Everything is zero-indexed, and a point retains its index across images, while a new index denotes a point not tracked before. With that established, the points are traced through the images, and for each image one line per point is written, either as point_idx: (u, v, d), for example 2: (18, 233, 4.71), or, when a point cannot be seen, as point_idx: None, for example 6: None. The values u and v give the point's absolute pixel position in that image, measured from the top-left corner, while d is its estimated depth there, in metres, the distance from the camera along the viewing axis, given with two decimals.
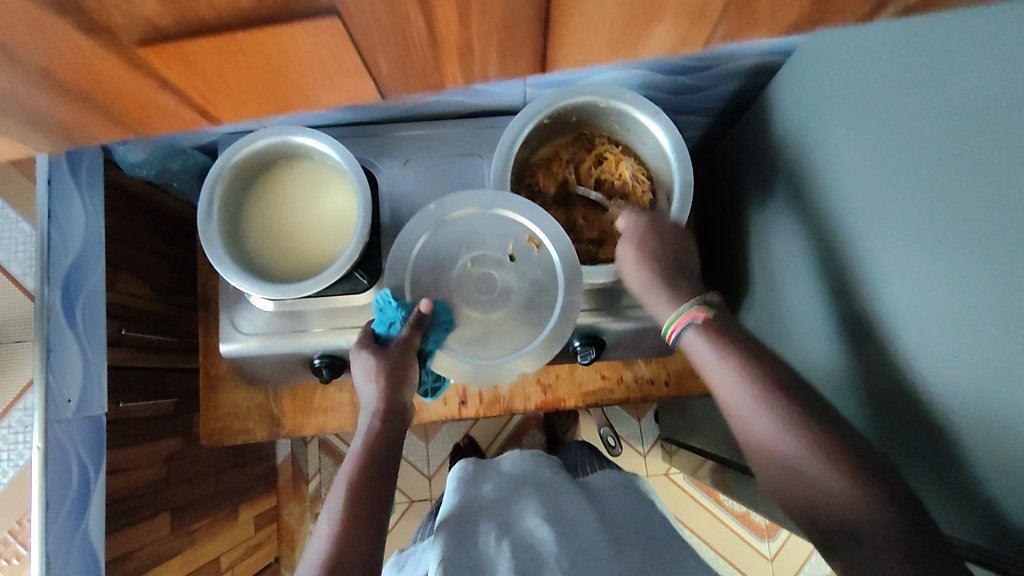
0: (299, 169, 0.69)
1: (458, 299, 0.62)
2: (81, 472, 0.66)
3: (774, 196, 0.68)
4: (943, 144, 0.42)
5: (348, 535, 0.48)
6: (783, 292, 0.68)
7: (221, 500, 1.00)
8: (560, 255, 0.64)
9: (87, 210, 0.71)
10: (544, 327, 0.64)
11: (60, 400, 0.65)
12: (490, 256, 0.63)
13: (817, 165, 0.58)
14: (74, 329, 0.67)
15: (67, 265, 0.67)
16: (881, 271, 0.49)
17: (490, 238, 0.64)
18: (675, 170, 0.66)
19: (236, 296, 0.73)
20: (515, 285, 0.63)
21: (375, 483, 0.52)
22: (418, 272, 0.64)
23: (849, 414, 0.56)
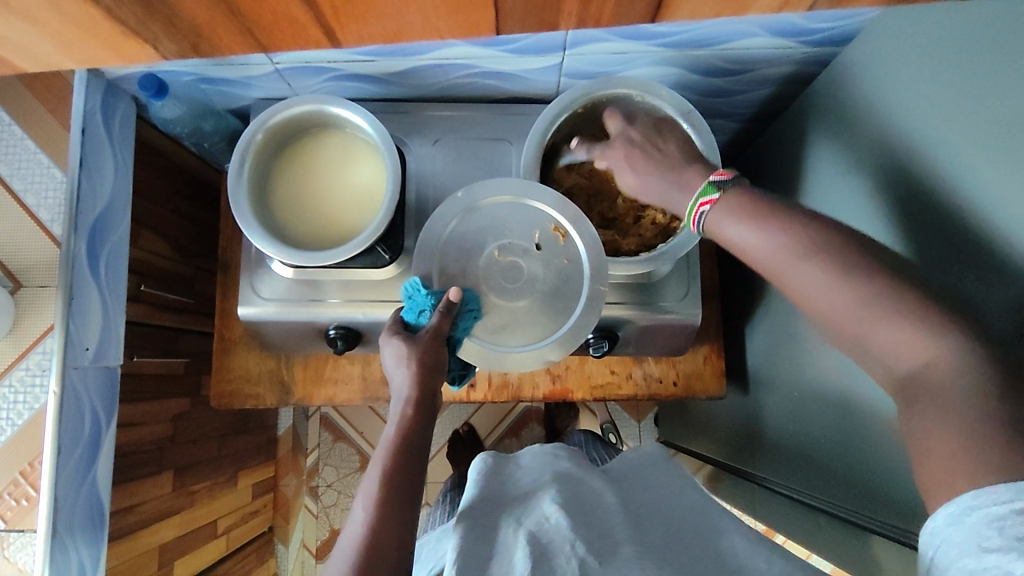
0: (330, 141, 0.69)
1: (486, 286, 0.63)
2: (94, 420, 0.67)
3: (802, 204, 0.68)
4: (987, 160, 0.42)
5: (383, 520, 0.49)
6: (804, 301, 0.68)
7: (223, 464, 1.01)
8: (587, 244, 0.64)
9: (118, 163, 0.72)
10: (568, 317, 0.64)
11: (78, 348, 0.65)
12: (517, 245, 0.64)
13: (851, 176, 0.59)
14: (96, 280, 0.68)
15: (93, 216, 0.68)
16: None
17: (518, 226, 0.65)
18: None
19: (257, 261, 0.73)
20: (540, 273, 0.64)
21: (408, 469, 0.52)
22: (447, 257, 0.64)
23: (863, 425, 0.56)
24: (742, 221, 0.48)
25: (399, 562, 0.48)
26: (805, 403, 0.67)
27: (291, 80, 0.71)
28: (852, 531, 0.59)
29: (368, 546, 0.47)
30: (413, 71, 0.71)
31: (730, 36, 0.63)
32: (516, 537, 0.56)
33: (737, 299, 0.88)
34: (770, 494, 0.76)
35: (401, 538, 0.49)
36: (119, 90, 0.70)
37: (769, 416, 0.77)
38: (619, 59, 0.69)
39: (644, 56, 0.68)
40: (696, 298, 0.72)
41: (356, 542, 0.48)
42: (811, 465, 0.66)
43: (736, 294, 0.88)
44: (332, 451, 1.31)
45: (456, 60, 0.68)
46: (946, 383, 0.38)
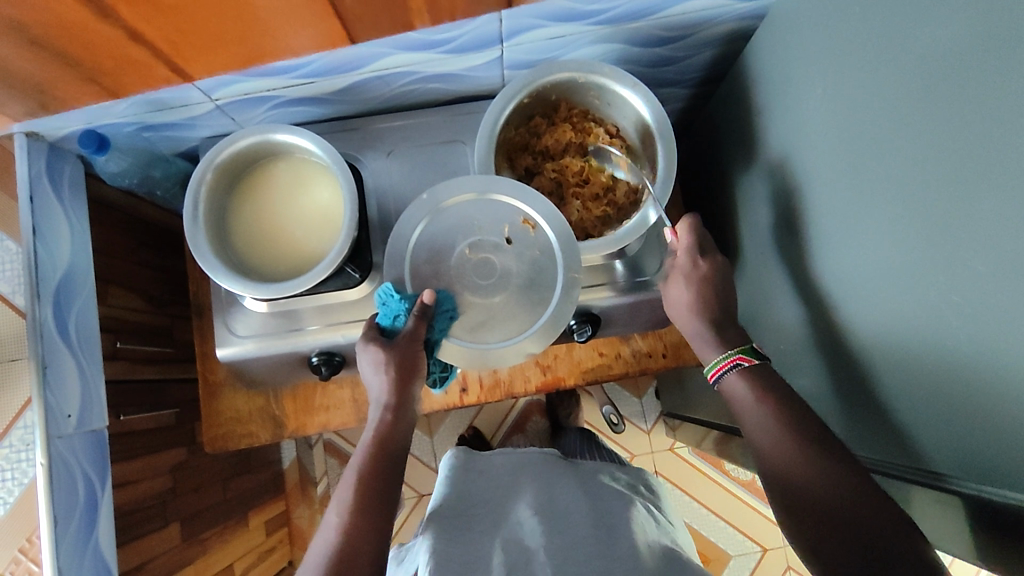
0: (283, 168, 0.69)
1: (460, 285, 0.63)
2: (87, 486, 0.66)
3: (761, 160, 0.68)
4: (918, 91, 0.42)
5: (357, 526, 0.53)
6: (773, 257, 0.68)
7: (230, 507, 1.00)
8: (556, 231, 0.64)
9: (74, 225, 0.71)
10: (546, 306, 0.64)
11: (60, 416, 0.64)
12: (487, 241, 0.64)
13: (800, 127, 0.59)
14: (69, 345, 0.67)
15: (55, 281, 0.66)
16: (865, 227, 0.50)
17: (486, 222, 0.65)
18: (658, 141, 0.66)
19: (228, 300, 0.73)
20: (514, 266, 0.64)
21: (382, 474, 0.55)
22: (417, 262, 0.64)
23: (840, 369, 0.57)
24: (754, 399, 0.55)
25: (371, 566, 0.51)
26: (791, 356, 0.67)
27: (234, 114, 0.71)
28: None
29: (340, 551, 0.51)
30: (356, 86, 0.70)
31: (662, 4, 0.63)
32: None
33: None
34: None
35: (371, 542, 0.52)
36: (63, 150, 0.69)
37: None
38: (559, 43, 0.69)
39: (581, 36, 0.68)
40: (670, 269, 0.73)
41: (329, 547, 0.51)
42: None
43: None
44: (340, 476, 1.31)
45: (395, 68, 0.68)
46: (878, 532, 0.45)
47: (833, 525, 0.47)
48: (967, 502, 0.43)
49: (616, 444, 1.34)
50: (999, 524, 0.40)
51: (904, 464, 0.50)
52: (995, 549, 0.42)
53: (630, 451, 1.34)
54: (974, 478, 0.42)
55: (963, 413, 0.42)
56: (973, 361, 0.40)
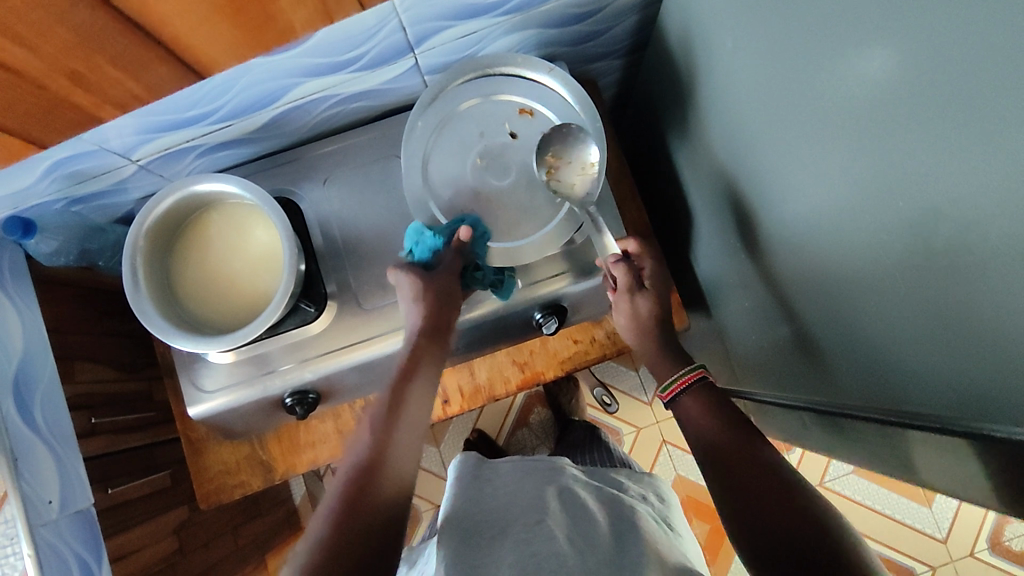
0: (217, 216, 0.68)
1: (484, 190, 0.65)
2: (82, 566, 0.66)
3: (705, 119, 0.67)
4: (858, 24, 0.39)
5: (388, 432, 0.56)
6: (735, 215, 0.67)
7: (245, 555, 1.00)
8: (556, 110, 0.67)
9: (22, 311, 0.70)
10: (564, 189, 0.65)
11: (40, 503, 0.64)
12: (494, 141, 0.66)
13: (737, 81, 0.57)
14: (37, 430, 0.66)
15: (12, 370, 0.66)
16: (823, 175, 0.48)
17: (487, 125, 0.67)
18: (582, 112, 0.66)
19: (191, 357, 0.72)
20: (527, 158, 0.66)
21: (415, 391, 0.59)
22: (435, 181, 0.66)
23: (816, 322, 0.55)
24: (704, 414, 0.59)
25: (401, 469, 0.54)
26: (766, 313, 0.66)
27: (161, 171, 0.70)
28: (837, 422, 0.57)
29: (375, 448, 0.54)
30: (273, 121, 0.69)
31: None
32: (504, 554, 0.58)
33: (678, 228, 0.87)
34: (763, 402, 0.75)
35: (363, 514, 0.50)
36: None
37: (739, 329, 0.76)
38: (472, 39, 0.67)
39: (493, 29, 0.66)
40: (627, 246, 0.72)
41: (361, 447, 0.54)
42: (786, 364, 0.66)
43: (676, 223, 0.87)
44: None
45: (311, 96, 0.66)
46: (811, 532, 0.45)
47: (765, 523, 0.48)
48: (936, 434, 0.42)
49: (620, 420, 1.34)
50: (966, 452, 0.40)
51: (880, 402, 0.49)
52: (970, 479, 0.41)
53: (636, 424, 1.34)
54: (948, 410, 0.41)
55: (930, 346, 0.41)
56: (948, 304, 0.38)
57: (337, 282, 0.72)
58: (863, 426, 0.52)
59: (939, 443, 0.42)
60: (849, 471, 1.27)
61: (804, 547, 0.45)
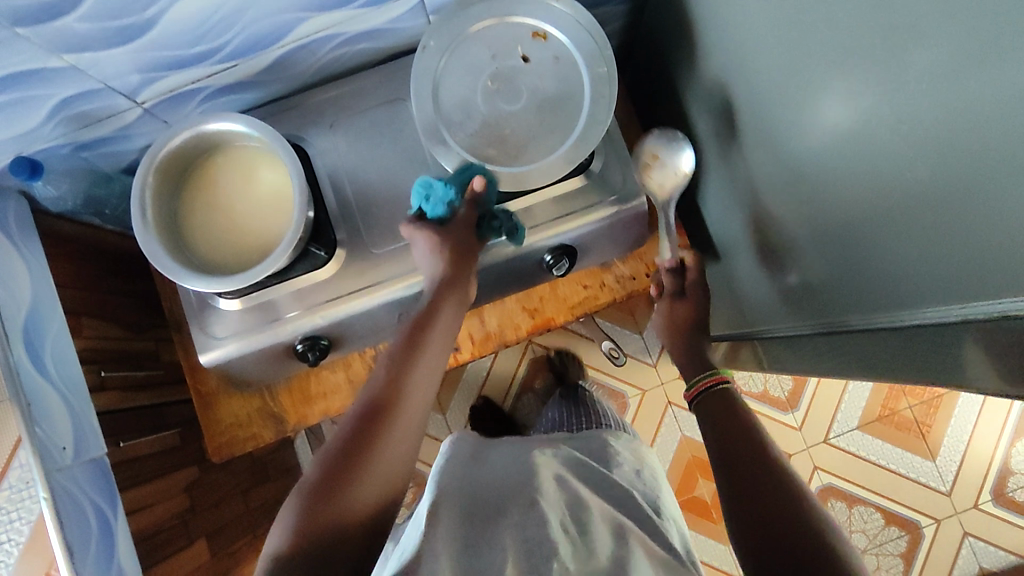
0: (225, 158, 0.67)
1: (493, 118, 0.61)
2: (99, 513, 0.66)
3: (714, 52, 0.66)
4: None
5: (410, 371, 0.57)
6: (747, 148, 0.67)
7: (257, 517, 1.00)
8: (571, 34, 0.61)
9: (30, 261, 0.69)
10: (576, 120, 0.61)
11: (54, 448, 0.63)
12: (505, 65, 0.61)
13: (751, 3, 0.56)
14: (47, 377, 0.66)
15: (21, 317, 0.65)
16: (851, 83, 0.47)
17: (498, 48, 0.62)
18: (595, 39, 0.61)
19: (201, 305, 0.71)
20: (538, 82, 0.61)
21: (437, 330, 0.60)
22: (445, 106, 0.62)
23: (839, 242, 0.55)
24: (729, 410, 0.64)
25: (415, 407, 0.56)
26: (781, 245, 0.66)
27: (167, 116, 0.69)
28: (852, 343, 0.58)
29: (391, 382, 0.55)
30: (279, 61, 0.68)
31: None
32: (506, 529, 0.55)
33: (684, 174, 0.87)
34: (766, 338, 0.78)
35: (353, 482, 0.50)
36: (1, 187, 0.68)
37: (750, 267, 0.76)
38: None
39: None
40: (634, 184, 0.72)
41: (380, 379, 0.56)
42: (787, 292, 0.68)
43: (682, 169, 0.87)
44: None
45: (317, 34, 0.66)
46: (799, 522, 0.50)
47: (759, 506, 0.52)
48: (964, 324, 0.43)
49: (625, 382, 1.34)
50: (978, 342, 0.42)
51: (885, 309, 0.51)
52: (994, 368, 0.41)
53: (641, 388, 1.34)
54: (962, 300, 0.43)
55: (956, 235, 0.41)
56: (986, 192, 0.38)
57: (346, 226, 0.72)
58: (885, 337, 0.52)
59: (975, 338, 0.42)
60: (855, 428, 1.28)
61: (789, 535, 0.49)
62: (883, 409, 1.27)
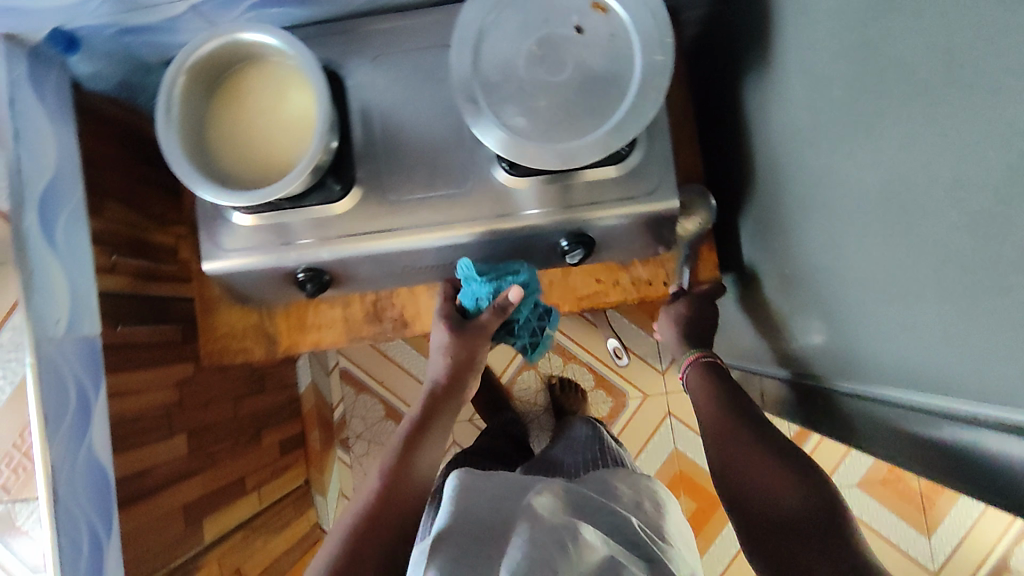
0: (257, 73, 0.66)
1: (533, 87, 0.57)
2: (80, 390, 0.67)
3: (789, 63, 0.61)
4: None
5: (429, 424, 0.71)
6: (805, 174, 0.61)
7: (242, 425, 1.03)
8: (630, 12, 0.57)
9: (60, 134, 0.70)
10: (618, 106, 0.57)
11: (46, 320, 0.65)
12: (556, 33, 0.57)
13: (843, 16, 0.50)
14: (55, 250, 0.68)
15: (42, 186, 0.67)
16: (933, 127, 0.42)
17: (551, 13, 0.57)
18: (657, 22, 0.56)
19: (213, 213, 0.71)
20: (586, 58, 0.57)
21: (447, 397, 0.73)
22: (484, 65, 0.58)
23: (900, 300, 0.50)
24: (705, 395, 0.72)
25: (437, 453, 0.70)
26: (834, 287, 0.61)
27: (213, 17, 0.68)
28: (908, 415, 0.56)
29: (414, 430, 0.69)
30: None
31: None
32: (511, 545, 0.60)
33: (731, 186, 0.82)
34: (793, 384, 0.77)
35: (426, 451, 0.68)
36: (45, 56, 0.68)
37: (787, 301, 0.72)
38: None
39: None
40: (670, 186, 0.68)
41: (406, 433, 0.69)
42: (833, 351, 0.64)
43: (729, 181, 0.82)
44: (357, 403, 1.39)
45: None
46: (796, 501, 0.55)
47: (760, 497, 0.57)
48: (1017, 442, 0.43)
49: (629, 383, 1.32)
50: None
51: (934, 399, 0.51)
52: None
53: (644, 391, 1.32)
54: None
55: None
56: None
57: (367, 165, 0.70)
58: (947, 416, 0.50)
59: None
60: (856, 484, 1.21)
61: (791, 519, 0.54)
62: (890, 473, 1.21)
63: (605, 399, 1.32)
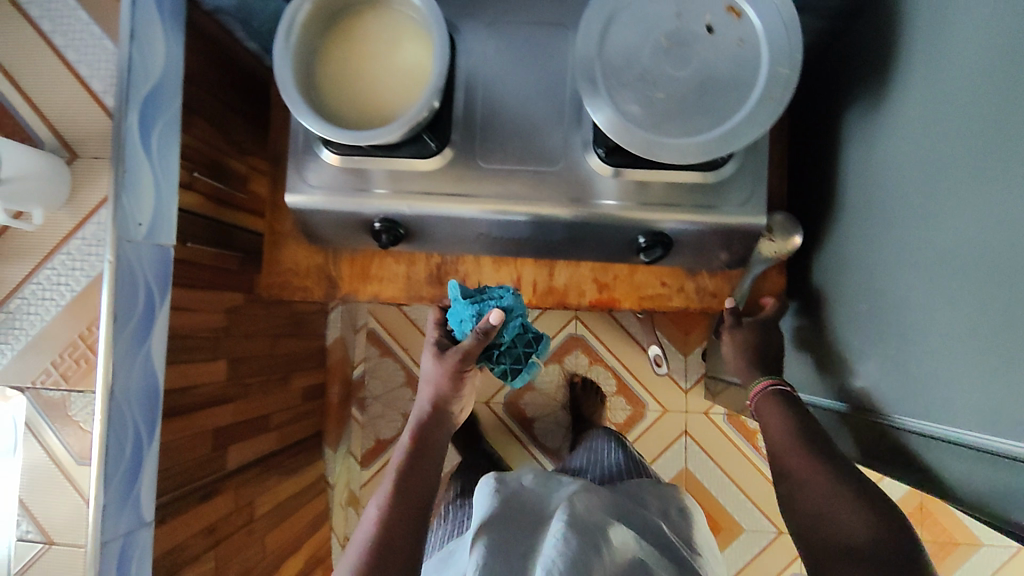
0: (377, 19, 0.67)
1: (654, 78, 0.57)
2: (147, 296, 0.68)
3: (908, 102, 0.60)
4: None
5: (425, 438, 0.71)
6: (902, 216, 0.61)
7: (275, 363, 1.04)
8: (765, 21, 0.57)
9: (169, 44, 0.71)
10: (736, 111, 0.57)
11: (130, 221, 0.66)
12: (687, 28, 0.57)
13: (988, 63, 0.50)
14: (148, 156, 0.68)
15: (146, 91, 0.68)
16: None
17: (686, 9, 0.57)
18: (790, 37, 0.57)
19: (304, 148, 0.72)
20: (712, 59, 0.57)
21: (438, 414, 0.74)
22: (610, 49, 0.58)
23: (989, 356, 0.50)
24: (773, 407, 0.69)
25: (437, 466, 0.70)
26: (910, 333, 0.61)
27: None
28: (929, 448, 0.56)
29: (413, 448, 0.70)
30: None
31: None
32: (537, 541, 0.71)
33: (811, 217, 0.81)
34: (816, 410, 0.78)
35: (440, 450, 0.71)
36: None
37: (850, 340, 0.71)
38: None
39: None
40: (758, 203, 0.68)
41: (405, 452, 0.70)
42: (873, 384, 0.65)
43: (809, 212, 0.81)
44: (379, 364, 1.40)
45: None
46: (866, 528, 0.55)
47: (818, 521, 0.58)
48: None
49: (651, 396, 1.32)
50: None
51: (958, 433, 0.52)
52: None
53: (664, 406, 1.32)
54: None
55: None
56: None
57: (464, 128, 0.71)
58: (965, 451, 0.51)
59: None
60: None
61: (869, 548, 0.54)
62: None
63: (625, 407, 1.32)
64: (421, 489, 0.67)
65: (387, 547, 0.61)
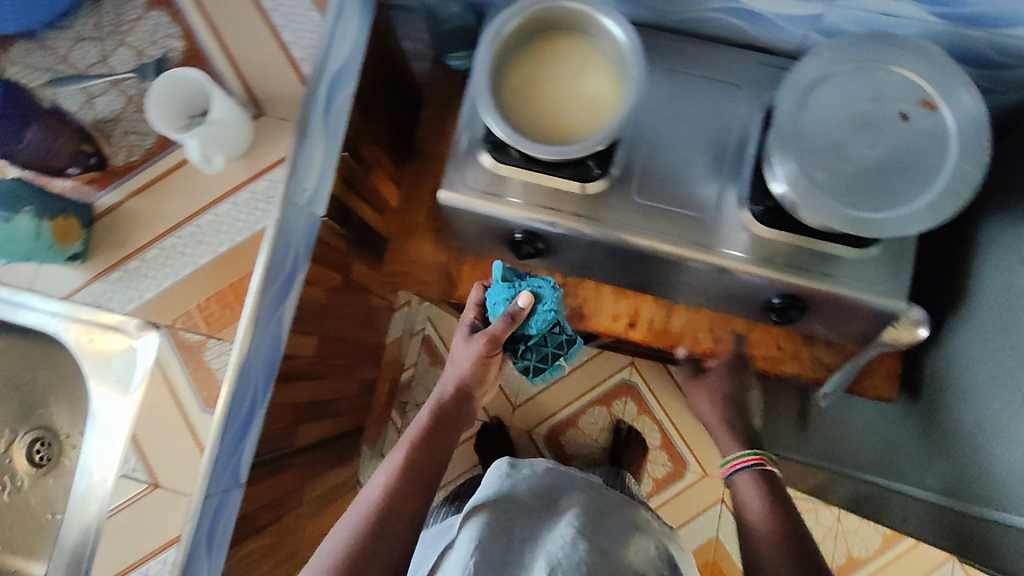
0: (572, 45, 0.69)
1: (845, 151, 0.59)
2: (293, 262, 0.68)
3: None
4: None
5: (435, 428, 0.66)
6: None
7: (350, 351, 1.04)
8: (961, 120, 0.59)
9: (360, 28, 0.73)
10: (918, 197, 0.59)
11: (299, 186, 0.66)
12: (885, 112, 0.59)
13: None
14: (323, 129, 0.69)
15: (334, 69, 0.69)
16: None
17: (888, 92, 0.59)
18: (981, 142, 0.58)
19: (466, 152, 0.74)
20: (904, 143, 0.59)
21: (455, 408, 0.68)
22: (806, 116, 0.60)
23: None
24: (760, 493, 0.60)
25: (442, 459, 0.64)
26: None
27: None
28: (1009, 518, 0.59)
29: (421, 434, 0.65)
30: None
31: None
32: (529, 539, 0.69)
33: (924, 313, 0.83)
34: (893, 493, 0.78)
35: (455, 433, 0.68)
36: None
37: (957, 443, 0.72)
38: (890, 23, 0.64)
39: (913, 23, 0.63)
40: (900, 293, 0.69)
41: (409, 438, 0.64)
42: (964, 483, 0.67)
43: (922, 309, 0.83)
44: (428, 372, 1.39)
45: None
46: None
47: None
48: None
49: (693, 457, 1.31)
50: None
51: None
52: None
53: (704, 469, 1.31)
54: None
55: None
56: None
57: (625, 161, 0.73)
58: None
59: None
60: None
61: None
62: None
63: (665, 462, 1.32)
64: (426, 474, 0.61)
65: (389, 517, 0.57)
